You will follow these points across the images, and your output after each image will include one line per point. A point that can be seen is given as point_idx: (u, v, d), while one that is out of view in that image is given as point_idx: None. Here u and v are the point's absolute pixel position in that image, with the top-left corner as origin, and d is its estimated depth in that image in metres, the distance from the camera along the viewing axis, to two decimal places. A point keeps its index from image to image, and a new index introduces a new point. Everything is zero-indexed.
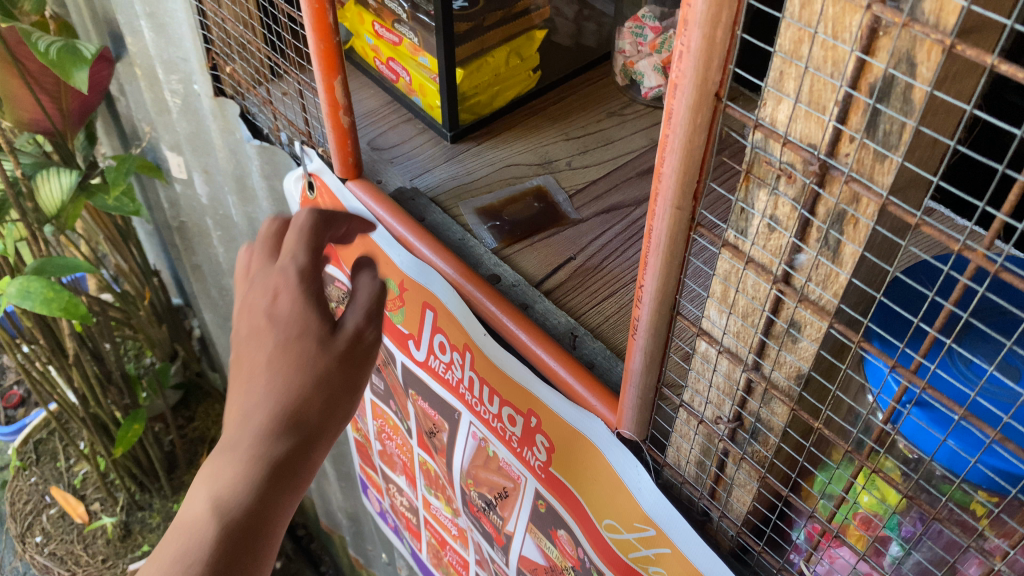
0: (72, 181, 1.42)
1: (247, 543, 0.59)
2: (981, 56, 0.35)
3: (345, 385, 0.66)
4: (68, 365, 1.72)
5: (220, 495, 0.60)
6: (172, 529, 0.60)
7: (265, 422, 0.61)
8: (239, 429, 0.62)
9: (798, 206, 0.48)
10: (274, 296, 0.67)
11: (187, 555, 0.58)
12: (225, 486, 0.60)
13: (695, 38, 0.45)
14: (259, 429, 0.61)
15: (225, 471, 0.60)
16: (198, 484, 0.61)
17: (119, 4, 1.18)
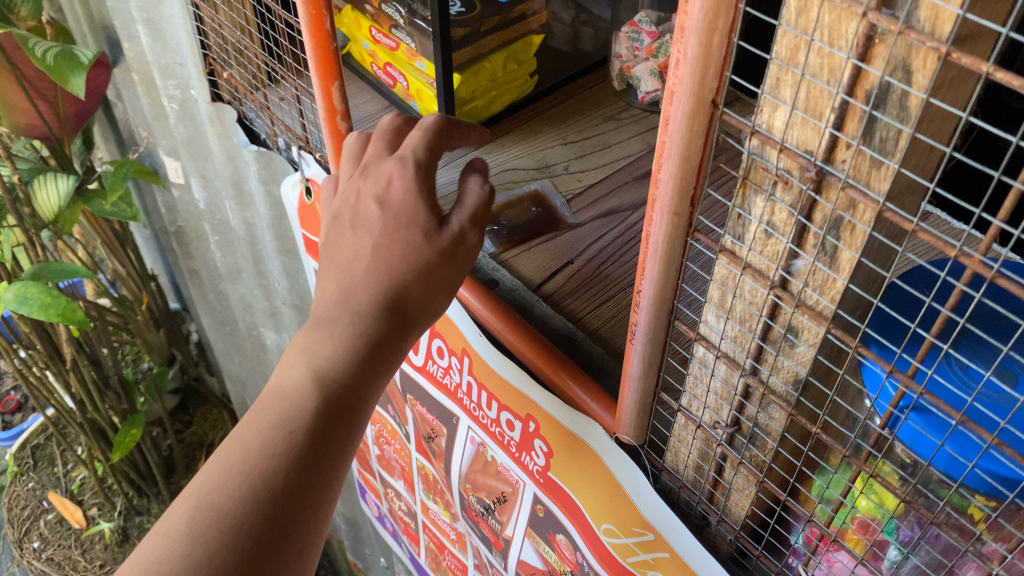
0: (68, 187, 1.43)
1: (342, 419, 0.57)
2: (976, 64, 0.35)
3: (446, 277, 0.64)
4: (66, 371, 1.72)
5: (320, 366, 0.58)
6: (266, 396, 0.58)
7: (366, 306, 0.61)
8: (340, 310, 0.61)
9: (795, 212, 0.48)
10: (387, 183, 0.67)
11: (282, 423, 0.56)
12: (323, 357, 0.59)
13: (692, 45, 0.45)
14: (360, 311, 0.61)
15: (323, 346, 0.59)
16: (295, 354, 0.59)
17: (115, 10, 1.18)
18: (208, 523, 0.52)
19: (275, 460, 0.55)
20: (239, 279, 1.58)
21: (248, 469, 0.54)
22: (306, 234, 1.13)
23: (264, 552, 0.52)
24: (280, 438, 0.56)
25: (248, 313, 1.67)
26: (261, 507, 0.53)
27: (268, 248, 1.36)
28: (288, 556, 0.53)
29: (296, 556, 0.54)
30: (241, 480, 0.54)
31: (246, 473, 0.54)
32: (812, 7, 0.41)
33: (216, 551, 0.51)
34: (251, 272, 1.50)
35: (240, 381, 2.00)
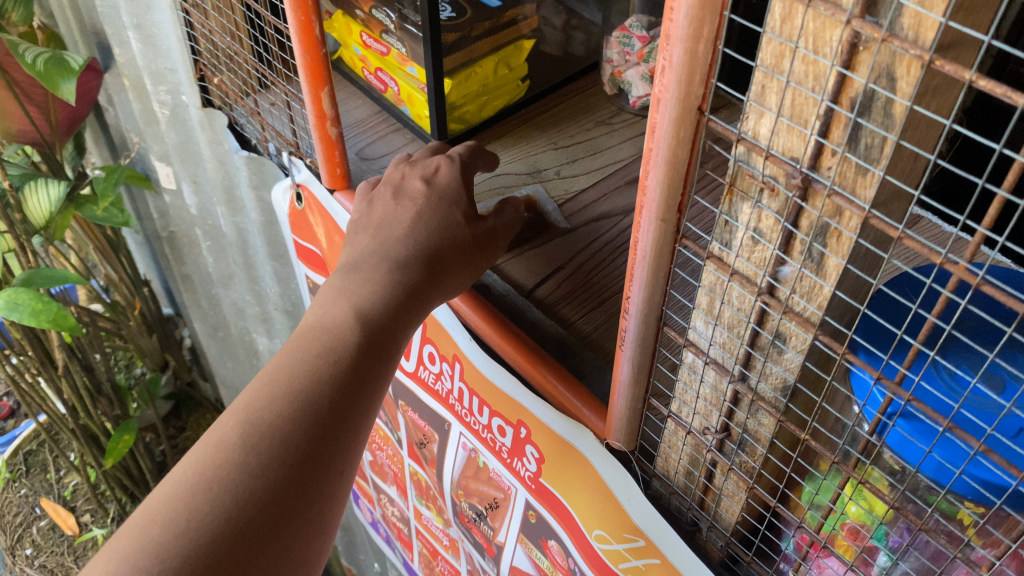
0: (59, 193, 1.40)
1: (380, 357, 0.67)
2: (959, 71, 0.35)
3: (474, 253, 0.82)
4: (58, 376, 1.71)
5: (366, 309, 0.70)
6: (309, 334, 0.67)
7: (409, 262, 0.76)
8: (387, 263, 0.75)
9: (782, 219, 0.48)
10: (436, 169, 0.88)
11: (326, 356, 0.65)
12: (369, 300, 0.71)
13: (678, 52, 0.45)
14: (400, 265, 0.75)
15: (369, 292, 0.71)
16: (342, 298, 0.71)
17: (106, 16, 1.17)
18: (261, 434, 0.58)
19: (323, 385, 0.62)
20: (231, 285, 1.58)
21: (297, 392, 0.61)
22: (297, 240, 1.13)
23: (312, 462, 0.59)
24: (328, 364, 0.64)
25: (241, 319, 1.66)
26: (309, 421, 0.60)
27: (260, 254, 1.36)
28: (331, 471, 0.60)
29: (335, 472, 0.60)
30: (290, 398, 0.61)
31: (297, 394, 0.61)
32: (797, 15, 0.41)
33: (271, 457, 0.58)
34: (243, 277, 1.50)
35: (233, 387, 2.00)
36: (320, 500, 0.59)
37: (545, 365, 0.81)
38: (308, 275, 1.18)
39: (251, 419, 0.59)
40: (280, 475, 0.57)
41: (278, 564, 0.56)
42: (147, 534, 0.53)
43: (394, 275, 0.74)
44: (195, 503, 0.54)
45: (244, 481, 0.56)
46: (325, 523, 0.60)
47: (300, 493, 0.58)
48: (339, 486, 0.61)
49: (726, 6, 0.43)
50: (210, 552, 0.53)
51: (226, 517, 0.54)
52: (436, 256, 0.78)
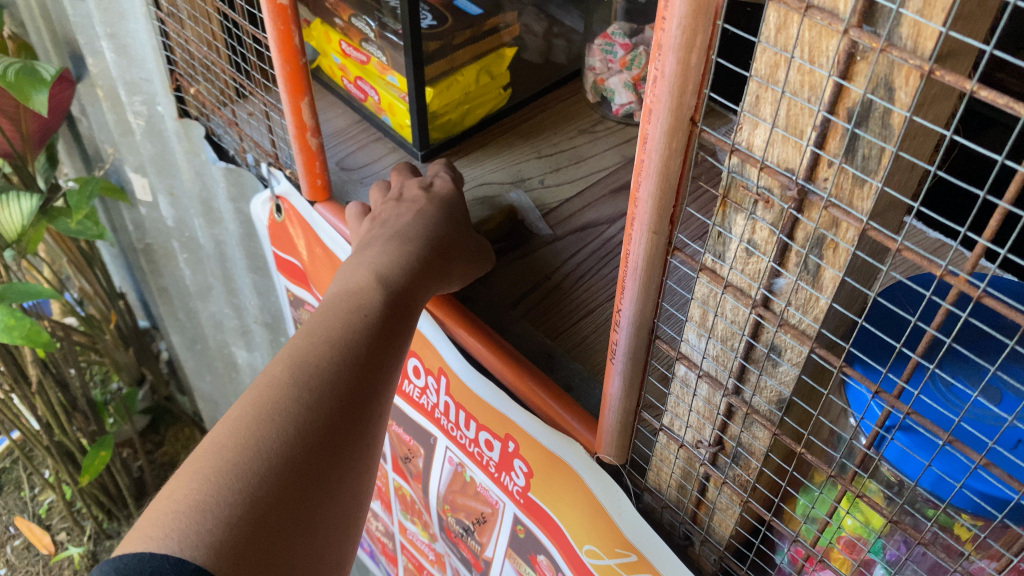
0: (32, 206, 1.37)
1: (404, 319, 0.74)
2: (959, 82, 0.34)
3: (472, 262, 0.89)
4: (32, 393, 1.68)
5: (386, 278, 0.77)
6: (337, 300, 0.73)
7: (416, 240, 0.85)
8: (396, 240, 0.84)
9: (777, 231, 0.47)
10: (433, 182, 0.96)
11: (356, 315, 0.71)
12: (388, 270, 0.78)
13: (670, 62, 0.44)
14: (415, 253, 0.83)
15: (386, 263, 0.79)
16: (363, 268, 0.79)
17: (79, 25, 1.15)
18: (310, 373, 0.62)
19: (358, 338, 0.68)
20: (209, 297, 1.56)
21: (335, 342, 0.66)
22: (276, 252, 1.11)
23: (356, 400, 0.64)
24: (358, 321, 0.70)
25: (219, 331, 1.64)
26: (351, 365, 0.65)
27: (238, 266, 1.34)
28: (371, 413, 0.65)
29: (374, 415, 0.65)
30: (331, 346, 0.66)
31: (337, 344, 0.66)
32: (792, 24, 0.40)
33: (322, 393, 0.62)
34: (221, 289, 1.48)
35: (211, 400, 1.98)
36: (364, 437, 0.64)
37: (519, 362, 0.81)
38: (288, 288, 1.16)
39: (299, 364, 0.63)
40: (332, 406, 0.61)
41: (334, 490, 0.60)
42: (220, 457, 0.55)
43: (404, 248, 0.83)
44: (263, 429, 0.57)
45: (303, 412, 0.60)
46: (367, 452, 0.64)
47: (350, 427, 0.62)
48: (377, 426, 0.66)
49: (720, 14, 0.42)
50: (282, 470, 0.56)
51: (291, 442, 0.58)
52: (444, 245, 0.86)
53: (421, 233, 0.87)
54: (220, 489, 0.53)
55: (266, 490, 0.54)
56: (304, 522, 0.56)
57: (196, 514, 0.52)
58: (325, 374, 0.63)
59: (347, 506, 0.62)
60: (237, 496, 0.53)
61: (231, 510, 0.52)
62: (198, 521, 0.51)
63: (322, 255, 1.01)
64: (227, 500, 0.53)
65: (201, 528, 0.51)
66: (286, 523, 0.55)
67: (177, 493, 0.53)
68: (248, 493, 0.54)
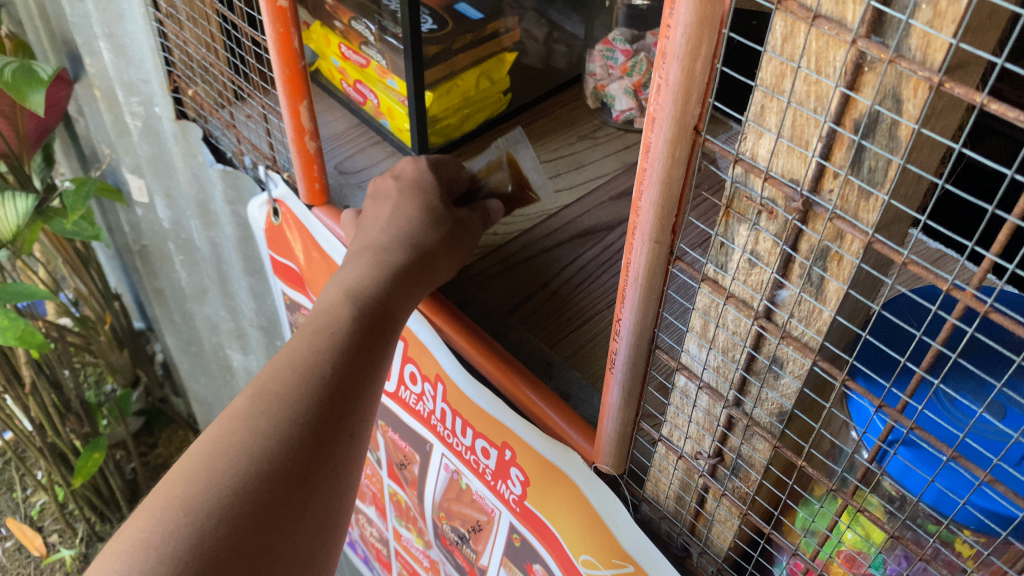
0: (28, 207, 1.37)
1: (380, 335, 0.73)
2: (970, 94, 0.34)
3: (449, 259, 0.88)
4: (25, 395, 1.68)
5: (356, 293, 0.76)
6: (308, 321, 0.73)
7: (391, 247, 0.83)
8: (372, 250, 0.82)
9: (780, 242, 0.47)
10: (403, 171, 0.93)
11: (328, 333, 0.70)
12: (358, 286, 0.77)
13: (674, 71, 0.44)
14: (387, 255, 0.82)
15: (357, 279, 0.79)
16: (334, 287, 0.78)
17: (77, 25, 1.14)
18: (270, 401, 0.62)
19: (328, 357, 0.68)
20: (205, 299, 1.55)
21: (303, 367, 0.66)
22: (273, 256, 1.10)
23: (319, 422, 0.63)
24: (325, 341, 0.69)
25: (214, 333, 1.63)
26: (315, 386, 0.65)
27: (235, 269, 1.33)
28: (342, 436, 0.65)
29: (347, 440, 0.65)
30: (296, 368, 0.65)
31: (305, 368, 0.66)
32: (799, 34, 0.40)
33: (281, 420, 0.61)
34: (217, 292, 1.47)
35: (206, 403, 1.97)
36: (331, 459, 0.63)
37: (518, 374, 0.80)
38: (285, 291, 1.16)
39: (262, 393, 0.63)
40: (291, 432, 0.61)
41: (296, 516, 0.59)
42: (172, 496, 0.56)
43: (378, 259, 0.81)
44: (216, 463, 0.58)
45: (259, 442, 0.60)
46: (336, 474, 0.64)
47: (313, 451, 0.62)
48: (347, 446, 0.65)
49: (725, 23, 0.41)
50: (233, 502, 0.56)
51: (244, 474, 0.58)
52: (427, 255, 0.84)
53: (401, 231, 0.85)
54: (167, 526, 0.54)
55: (216, 523, 0.55)
56: (260, 551, 0.56)
57: (142, 552, 0.53)
58: (289, 402, 0.63)
59: (314, 529, 0.61)
60: (184, 531, 0.54)
61: (177, 547, 0.53)
62: (143, 561, 0.52)
63: (319, 259, 1.00)
64: (174, 536, 0.53)
65: (145, 567, 0.52)
66: (238, 554, 0.55)
67: (130, 533, 0.55)
68: (196, 527, 0.54)
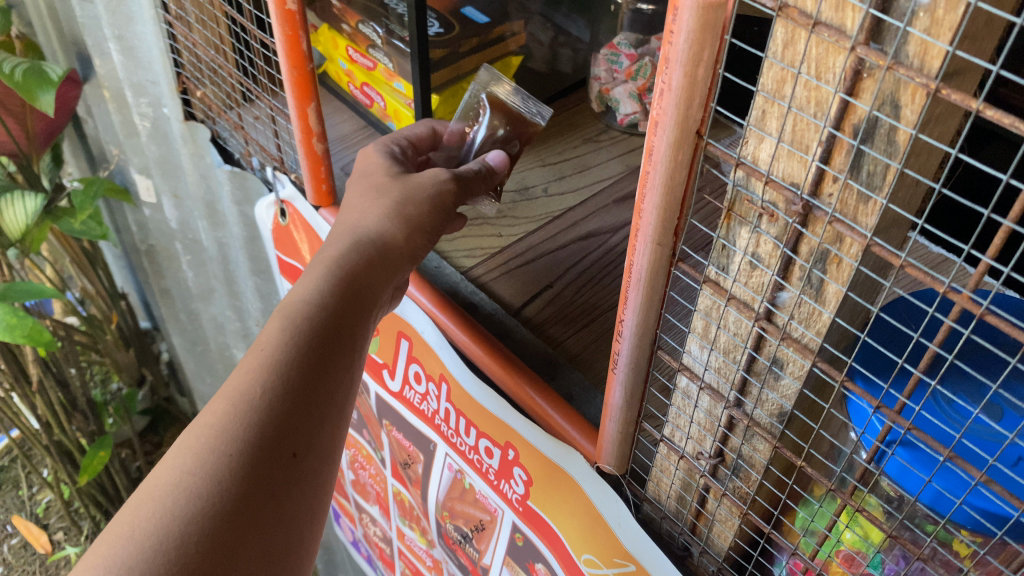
0: (36, 206, 1.39)
1: (333, 339, 0.62)
2: (965, 100, 0.35)
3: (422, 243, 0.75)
4: (31, 393, 1.69)
5: (304, 287, 0.65)
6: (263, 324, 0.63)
7: (350, 234, 0.71)
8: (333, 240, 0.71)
9: (781, 244, 0.47)
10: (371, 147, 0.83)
11: (267, 344, 0.60)
12: (308, 277, 0.66)
13: (677, 76, 0.45)
14: (350, 240, 0.70)
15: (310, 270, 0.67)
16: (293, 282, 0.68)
17: (87, 26, 1.16)
18: (200, 430, 0.55)
19: (266, 373, 0.58)
20: (211, 299, 1.56)
21: (236, 389, 0.57)
22: (280, 256, 1.11)
23: (259, 447, 0.55)
24: (268, 347, 0.60)
25: (220, 333, 1.64)
26: (251, 404, 0.56)
27: (241, 269, 1.34)
28: (285, 463, 0.56)
29: (291, 466, 0.56)
30: (231, 388, 0.57)
31: (237, 391, 0.57)
32: (799, 40, 0.41)
33: (214, 451, 0.54)
34: (224, 292, 1.48)
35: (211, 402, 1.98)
36: (277, 486, 0.55)
37: (520, 373, 0.80)
38: None
39: (193, 429, 0.55)
40: (227, 463, 0.53)
41: (239, 557, 0.52)
42: (96, 553, 0.49)
43: (336, 247, 0.70)
44: (139, 511, 0.51)
45: (187, 480, 0.52)
46: (288, 502, 0.55)
47: (253, 482, 0.54)
48: (299, 468, 0.57)
49: (727, 29, 0.42)
50: (158, 552, 0.49)
51: (172, 518, 0.50)
52: (385, 244, 0.71)
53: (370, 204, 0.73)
54: None
55: None
56: None
57: None
58: (219, 435, 0.54)
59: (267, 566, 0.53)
60: None
61: None
62: None
63: None
64: None
65: None
66: None
67: None
68: None
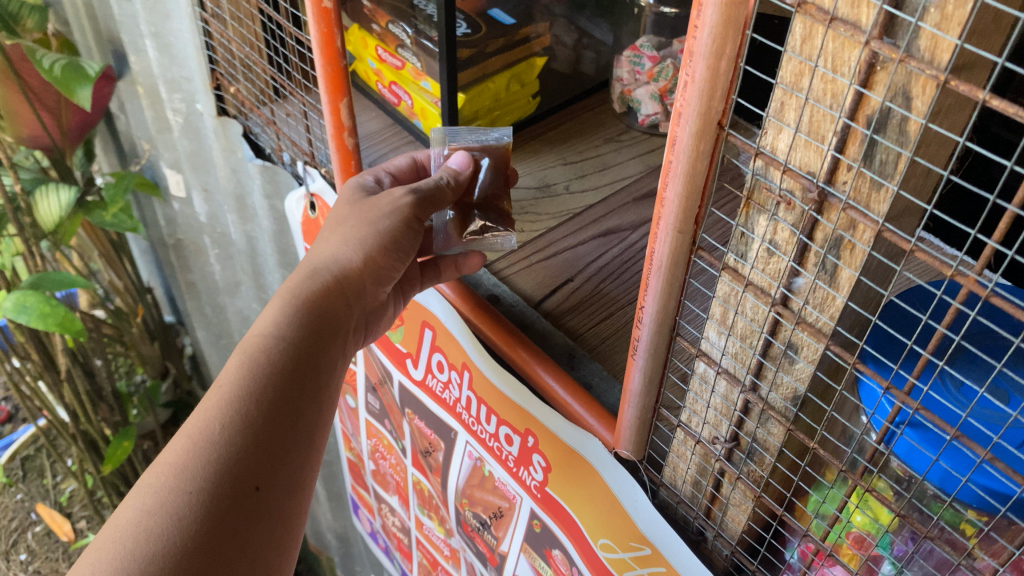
0: (70, 198, 1.44)
1: (293, 373, 0.65)
2: (973, 91, 0.37)
3: (385, 275, 0.77)
4: (60, 382, 1.74)
5: (264, 323, 0.67)
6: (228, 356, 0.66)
7: (315, 267, 0.73)
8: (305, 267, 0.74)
9: (797, 231, 0.50)
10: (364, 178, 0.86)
11: (226, 380, 0.63)
12: (268, 313, 0.68)
13: (701, 68, 0.47)
14: (311, 273, 0.72)
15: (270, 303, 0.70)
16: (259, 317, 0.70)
17: (125, 24, 1.20)
18: (159, 471, 0.57)
19: (227, 409, 0.61)
20: (237, 292, 1.60)
21: (198, 426, 0.60)
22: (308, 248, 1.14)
23: (218, 483, 0.58)
24: (227, 384, 0.62)
25: (245, 326, 1.68)
26: (211, 444, 0.59)
27: (269, 262, 1.37)
28: (246, 497, 0.59)
29: (255, 499, 0.59)
30: (190, 428, 0.60)
31: (198, 428, 0.60)
32: (817, 35, 0.43)
33: (175, 489, 0.56)
34: (250, 285, 1.51)
35: None
36: (236, 521, 0.58)
37: (520, 344, 0.85)
38: None
39: (151, 470, 0.58)
40: (187, 501, 0.56)
41: None
42: None
43: (301, 277, 0.72)
44: (103, 551, 0.53)
45: (149, 518, 0.55)
46: (249, 534, 0.58)
47: (213, 518, 0.57)
48: (257, 501, 0.60)
49: (748, 24, 0.44)
50: None
51: (135, 556, 0.53)
52: (347, 276, 0.73)
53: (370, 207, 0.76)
54: None
55: None
56: None
57: None
58: (179, 474, 0.57)
59: None
60: None
61: None
62: None
63: None
64: None
65: None
66: None
67: None
68: None
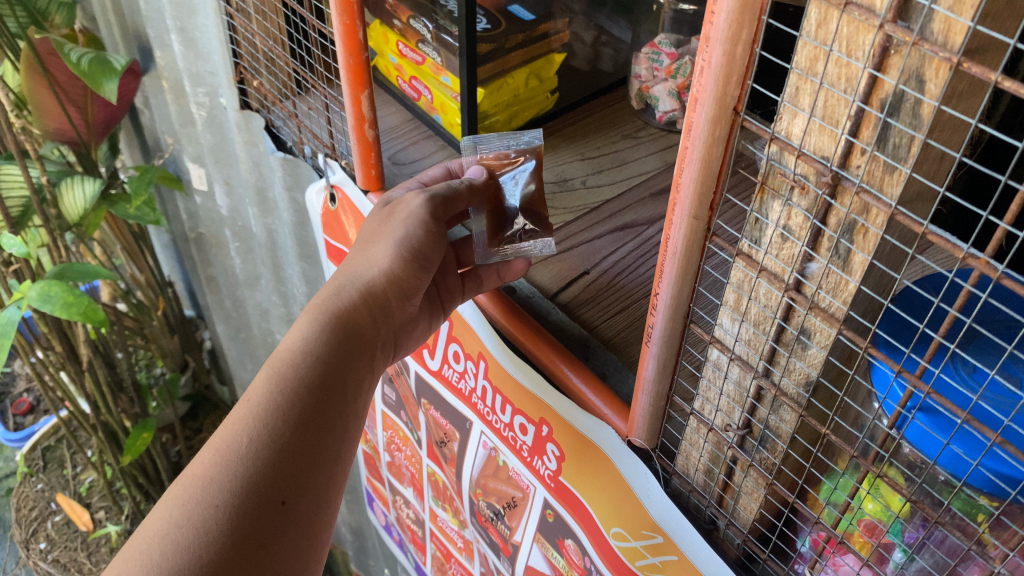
0: (95, 189, 1.46)
1: (321, 389, 0.66)
2: (985, 72, 0.37)
3: (411, 289, 0.78)
4: (81, 372, 1.76)
5: (294, 340, 0.69)
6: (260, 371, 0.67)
7: (342, 284, 0.75)
8: (331, 284, 0.75)
9: (811, 216, 0.50)
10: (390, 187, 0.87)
11: (255, 395, 0.64)
12: (298, 330, 0.70)
13: (717, 54, 0.48)
14: (337, 291, 0.74)
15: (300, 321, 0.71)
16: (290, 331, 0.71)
17: (151, 19, 1.22)
18: (187, 484, 0.59)
19: (254, 423, 0.62)
20: (257, 286, 1.62)
21: (226, 440, 0.61)
22: (328, 240, 1.15)
23: (244, 497, 0.59)
24: (256, 400, 0.64)
25: (264, 319, 1.69)
26: (238, 458, 0.60)
27: (289, 255, 1.39)
28: (273, 511, 0.60)
29: (280, 514, 0.60)
30: (219, 442, 0.61)
31: (225, 442, 0.61)
32: (831, 20, 0.44)
33: (202, 503, 0.57)
34: (269, 278, 1.53)
35: None
36: (262, 534, 0.59)
37: (543, 340, 0.86)
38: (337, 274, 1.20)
39: (180, 481, 0.59)
40: (213, 514, 0.57)
41: None
42: None
43: (327, 294, 0.74)
44: (132, 561, 0.54)
45: (176, 531, 0.56)
46: (276, 548, 0.59)
47: (239, 531, 0.57)
48: (284, 516, 0.60)
49: (764, 11, 0.45)
50: None
51: (161, 567, 0.54)
52: (372, 292, 0.74)
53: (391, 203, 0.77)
54: None
55: None
56: None
57: None
58: (206, 487, 0.58)
59: None
60: None
61: None
62: None
63: None
64: None
65: None
66: None
67: None
68: None
